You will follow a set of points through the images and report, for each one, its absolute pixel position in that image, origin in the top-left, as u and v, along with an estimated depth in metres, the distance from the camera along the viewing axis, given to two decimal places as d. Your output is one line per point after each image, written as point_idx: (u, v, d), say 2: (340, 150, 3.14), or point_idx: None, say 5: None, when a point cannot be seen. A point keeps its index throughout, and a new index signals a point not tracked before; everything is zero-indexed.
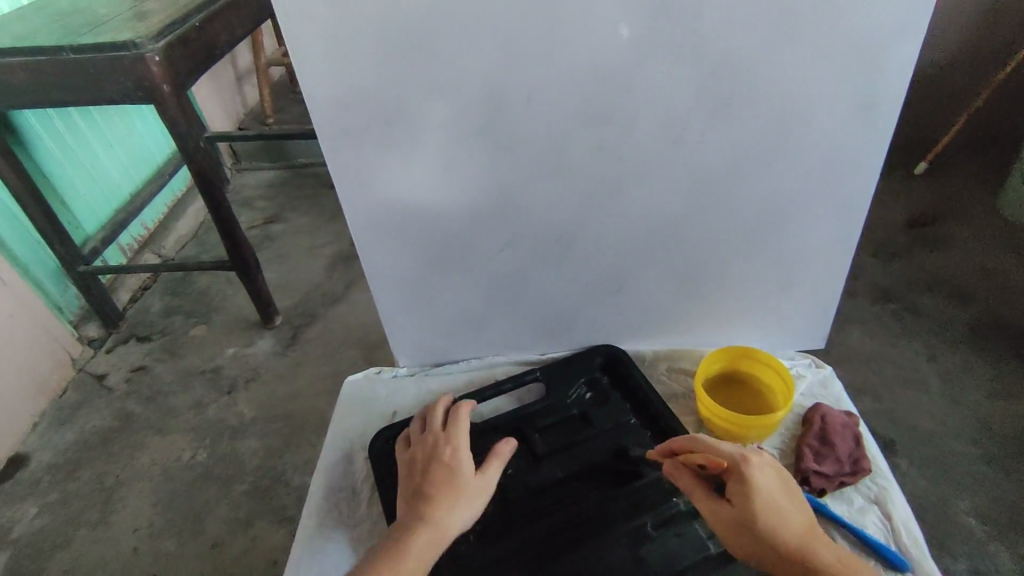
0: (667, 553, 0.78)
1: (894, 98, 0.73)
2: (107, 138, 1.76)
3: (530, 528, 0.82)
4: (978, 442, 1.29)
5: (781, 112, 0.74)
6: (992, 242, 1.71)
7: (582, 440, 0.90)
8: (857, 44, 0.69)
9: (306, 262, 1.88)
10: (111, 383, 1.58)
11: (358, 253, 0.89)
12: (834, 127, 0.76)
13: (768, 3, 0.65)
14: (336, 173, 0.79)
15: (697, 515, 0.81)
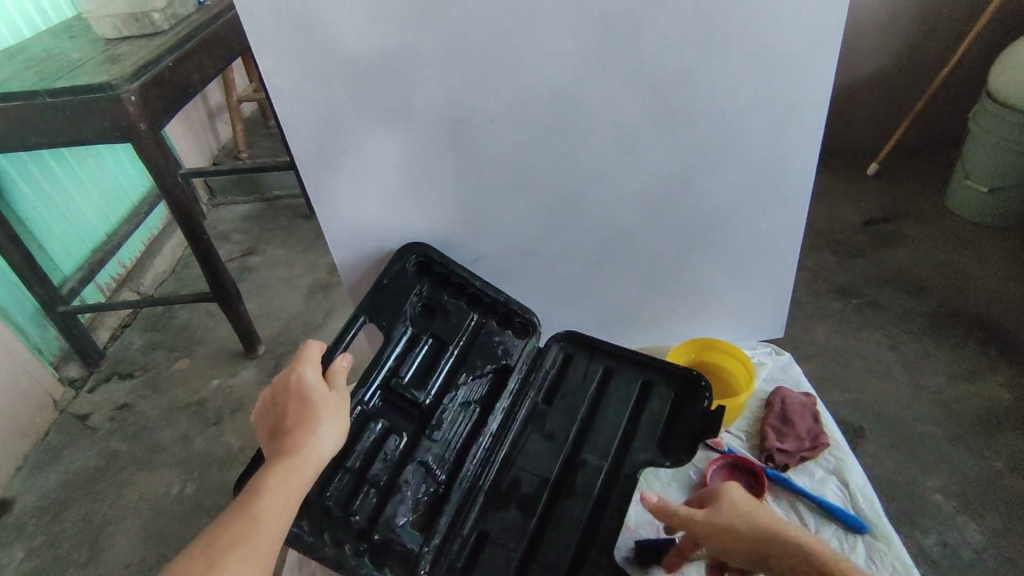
0: (563, 414, 0.93)
1: (819, 104, 0.80)
2: (81, 179, 1.78)
3: (458, 458, 0.86)
4: (941, 423, 1.36)
5: (720, 122, 0.81)
6: (942, 235, 1.81)
7: (444, 361, 0.89)
8: (782, 56, 0.76)
9: (286, 291, 1.91)
10: (94, 422, 1.58)
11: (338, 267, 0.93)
12: (768, 133, 0.83)
13: (700, 25, 0.72)
14: (314, 190, 0.84)
15: (563, 372, 0.96)
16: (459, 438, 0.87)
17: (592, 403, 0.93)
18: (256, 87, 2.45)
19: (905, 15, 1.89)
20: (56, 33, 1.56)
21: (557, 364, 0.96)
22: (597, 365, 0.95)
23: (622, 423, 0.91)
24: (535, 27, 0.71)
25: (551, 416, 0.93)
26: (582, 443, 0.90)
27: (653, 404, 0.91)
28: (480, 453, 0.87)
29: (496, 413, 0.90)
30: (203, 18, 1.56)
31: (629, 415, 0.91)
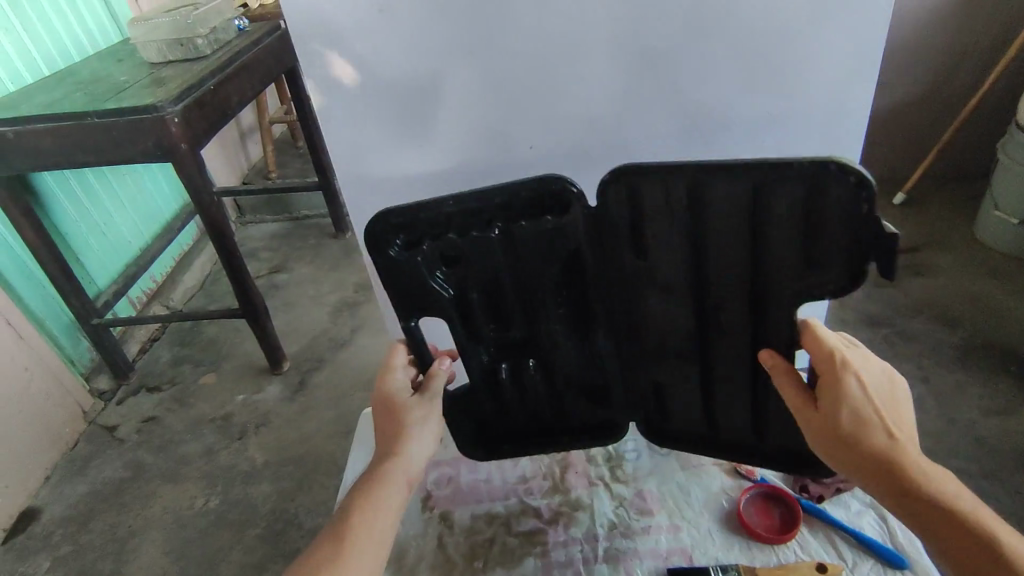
0: (668, 267, 0.65)
1: (855, 139, 0.77)
2: (118, 196, 1.84)
3: (592, 355, 0.76)
4: (976, 458, 1.33)
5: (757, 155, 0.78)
6: (973, 266, 1.79)
7: (503, 279, 0.70)
8: (822, 91, 0.73)
9: (312, 309, 1.94)
10: (122, 434, 1.60)
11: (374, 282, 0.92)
12: None
13: (740, 59, 0.70)
14: (353, 208, 0.83)
15: (618, 219, 0.63)
16: (575, 331, 0.74)
17: (699, 245, 0.63)
18: (288, 110, 2.52)
19: (929, 49, 1.90)
20: (104, 57, 1.63)
21: (623, 205, 0.62)
22: (688, 183, 0.59)
23: (746, 265, 0.63)
24: (575, 57, 0.70)
25: (663, 269, 0.66)
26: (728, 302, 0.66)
27: (791, 211, 0.58)
28: (570, 345, 0.75)
29: (598, 299, 0.70)
30: (243, 44, 1.62)
31: (747, 250, 0.61)
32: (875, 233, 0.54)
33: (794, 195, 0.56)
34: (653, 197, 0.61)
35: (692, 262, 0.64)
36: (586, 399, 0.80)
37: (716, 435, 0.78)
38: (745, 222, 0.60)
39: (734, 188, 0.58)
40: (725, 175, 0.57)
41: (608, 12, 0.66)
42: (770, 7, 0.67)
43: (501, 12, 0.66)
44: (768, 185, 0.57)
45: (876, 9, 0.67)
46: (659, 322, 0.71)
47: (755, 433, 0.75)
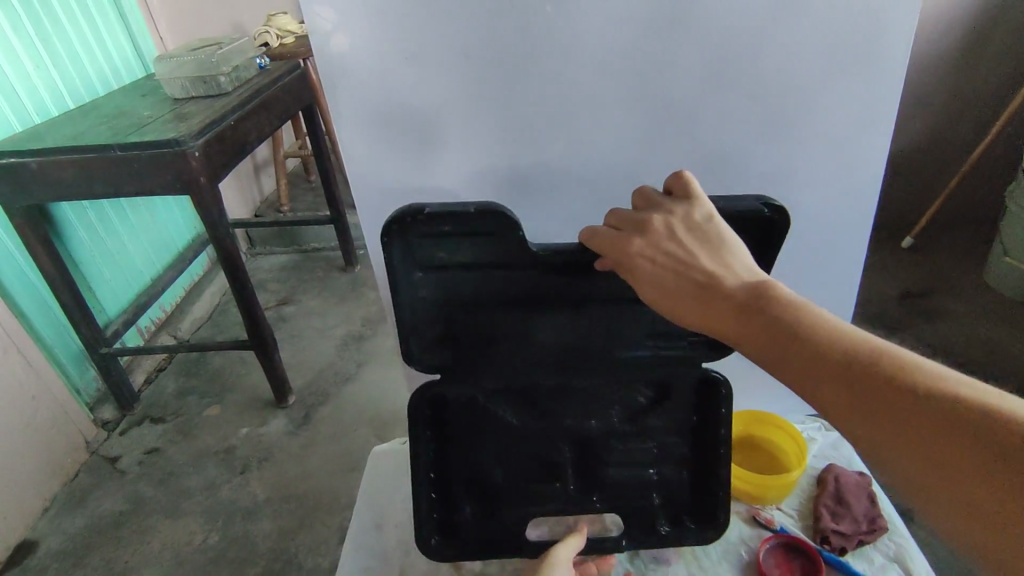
0: (520, 312, 0.72)
1: (871, 184, 0.78)
2: (133, 226, 1.87)
3: (608, 406, 0.77)
4: None
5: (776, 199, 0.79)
6: (983, 312, 1.78)
7: (497, 445, 0.78)
8: (837, 138, 0.74)
9: (319, 342, 1.93)
10: (124, 465, 1.58)
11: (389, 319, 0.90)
12: (821, 212, 0.80)
13: (757, 104, 0.71)
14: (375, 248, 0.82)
15: (452, 348, 0.73)
16: (591, 412, 0.77)
17: (474, 300, 0.70)
18: (302, 144, 2.57)
19: (933, 97, 1.95)
20: (128, 91, 1.67)
21: (443, 350, 0.73)
22: (425, 305, 0.70)
23: (555, 292, 0.70)
24: (596, 105, 0.71)
25: (525, 330, 0.73)
26: (573, 313, 0.72)
27: (452, 238, 0.65)
28: (588, 418, 0.77)
29: (541, 363, 0.75)
30: (263, 81, 1.66)
31: (526, 285, 0.70)
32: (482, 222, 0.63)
33: (477, 249, 0.66)
34: (460, 334, 0.73)
35: (493, 303, 0.71)
36: (654, 404, 0.76)
37: None
38: (462, 271, 0.68)
39: (456, 283, 0.69)
40: (419, 278, 0.68)
41: (632, 63, 0.68)
42: (790, 60, 0.69)
43: (530, 62, 0.68)
44: (421, 251, 0.66)
45: (888, 64, 0.69)
46: (575, 345, 0.74)
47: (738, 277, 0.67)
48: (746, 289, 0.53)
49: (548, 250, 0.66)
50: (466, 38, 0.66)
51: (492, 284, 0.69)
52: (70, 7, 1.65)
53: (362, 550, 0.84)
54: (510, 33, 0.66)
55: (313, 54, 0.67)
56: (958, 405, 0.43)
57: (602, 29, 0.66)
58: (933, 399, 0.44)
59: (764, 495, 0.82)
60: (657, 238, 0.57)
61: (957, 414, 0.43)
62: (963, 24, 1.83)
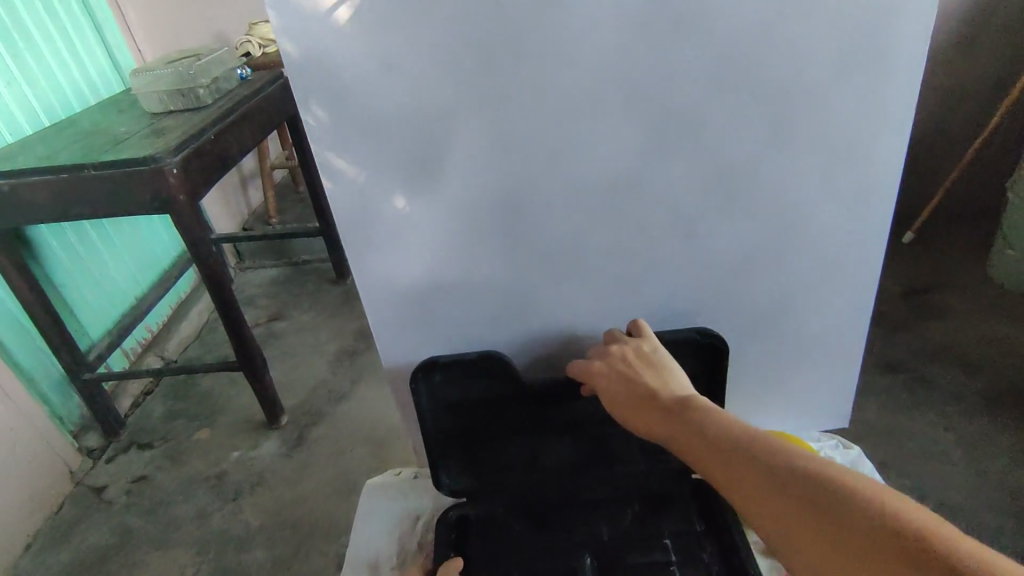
0: (531, 438, 0.76)
1: (890, 178, 0.67)
2: (115, 246, 1.81)
3: (622, 514, 0.75)
4: (1012, 513, 1.24)
5: (795, 203, 0.68)
6: (989, 307, 1.73)
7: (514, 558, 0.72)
8: (862, 127, 0.64)
9: (311, 359, 1.88)
10: (110, 495, 1.52)
11: (385, 363, 0.80)
12: (849, 214, 0.69)
13: (768, 93, 0.61)
14: (364, 288, 0.73)
15: (467, 473, 0.78)
16: (606, 519, 0.75)
17: (487, 426, 0.75)
18: (289, 155, 2.52)
19: (931, 88, 1.91)
20: (105, 107, 1.62)
21: (461, 475, 0.78)
22: (445, 434, 0.76)
23: (560, 415, 0.75)
24: (581, 99, 0.61)
25: (536, 449, 0.77)
26: (578, 429, 0.76)
27: (462, 374, 0.72)
28: (602, 525, 0.75)
29: (551, 473, 0.78)
30: (244, 93, 1.61)
31: (532, 408, 0.75)
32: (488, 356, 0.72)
33: (485, 380, 0.73)
34: (477, 456, 0.77)
35: (502, 429, 0.76)
36: (663, 507, 0.75)
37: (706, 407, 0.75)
38: (473, 402, 0.74)
39: (470, 412, 0.75)
40: (439, 411, 0.75)
41: (623, 45, 0.58)
42: (800, 53, 0.59)
43: (507, 51, 0.58)
44: (441, 385, 0.73)
45: (910, 53, 0.60)
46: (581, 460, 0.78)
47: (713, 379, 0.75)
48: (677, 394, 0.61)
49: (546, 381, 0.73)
50: (448, 45, 0.58)
51: (502, 414, 0.75)
52: (42, 22, 1.59)
53: None
54: (482, 14, 0.57)
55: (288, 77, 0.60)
56: (851, 498, 0.44)
57: (595, 27, 0.58)
58: (822, 483, 0.46)
59: None
60: (615, 359, 0.67)
61: (848, 504, 0.44)
62: (959, 15, 1.80)
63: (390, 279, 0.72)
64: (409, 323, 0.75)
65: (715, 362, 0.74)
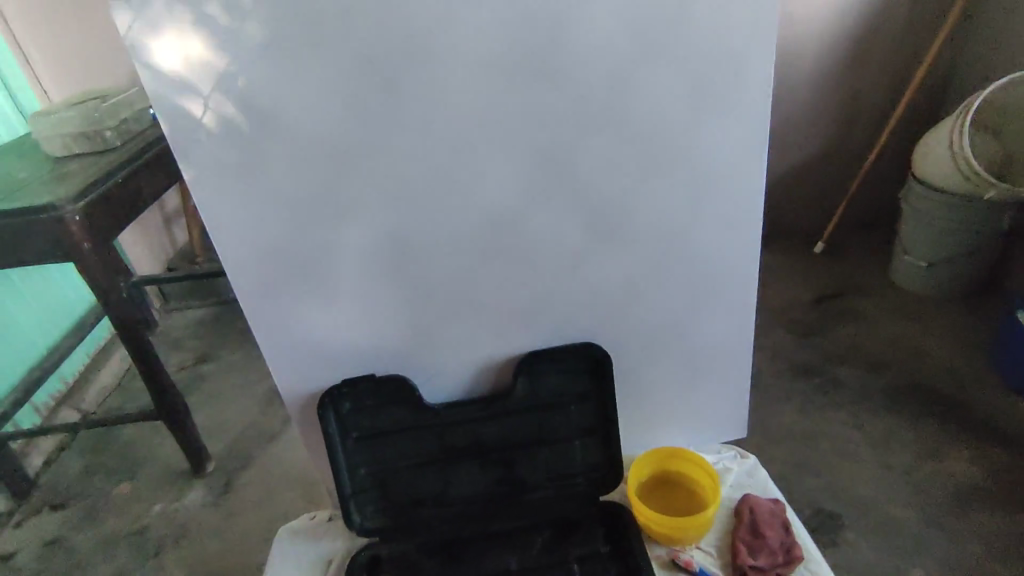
0: (440, 472, 0.77)
1: (753, 210, 0.72)
2: (22, 295, 1.72)
3: (530, 543, 0.77)
4: (915, 504, 1.32)
5: (669, 235, 0.72)
6: (892, 310, 1.86)
7: None
8: (726, 164, 0.69)
9: (240, 400, 1.82)
10: (18, 562, 1.43)
11: (289, 409, 0.78)
12: (720, 244, 0.74)
13: (634, 135, 0.66)
14: (261, 334, 0.72)
15: (379, 512, 0.77)
16: (513, 551, 0.77)
17: (401, 463, 0.77)
18: None
19: (829, 108, 2.05)
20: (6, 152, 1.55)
21: (373, 517, 0.78)
22: (359, 473, 0.76)
23: (467, 446, 0.77)
24: (461, 146, 0.64)
25: (447, 485, 0.78)
26: (486, 458, 0.78)
27: (376, 409, 0.75)
28: (509, 555, 0.77)
29: (462, 509, 0.78)
30: (155, 133, 1.57)
31: (439, 440, 0.76)
32: (392, 386, 0.74)
33: (392, 411, 0.75)
34: (389, 494, 0.77)
35: (417, 464, 0.77)
36: (569, 533, 0.78)
37: (606, 429, 0.78)
38: (387, 438, 0.76)
39: (377, 447, 0.76)
40: (352, 446, 0.75)
41: (497, 93, 0.62)
42: (657, 98, 0.64)
43: (386, 104, 0.61)
44: (349, 419, 0.75)
45: (755, 94, 0.66)
46: (496, 492, 0.79)
47: (607, 400, 0.77)
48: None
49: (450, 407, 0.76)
50: (323, 97, 0.60)
51: (410, 448, 0.76)
52: None
53: None
54: (359, 71, 0.59)
55: (166, 134, 0.61)
56: None
57: (464, 79, 0.61)
58: None
59: (678, 534, 0.74)
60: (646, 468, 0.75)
61: None
62: (847, 42, 1.95)
63: (287, 324, 0.72)
64: (309, 368, 0.75)
65: (604, 377, 0.77)
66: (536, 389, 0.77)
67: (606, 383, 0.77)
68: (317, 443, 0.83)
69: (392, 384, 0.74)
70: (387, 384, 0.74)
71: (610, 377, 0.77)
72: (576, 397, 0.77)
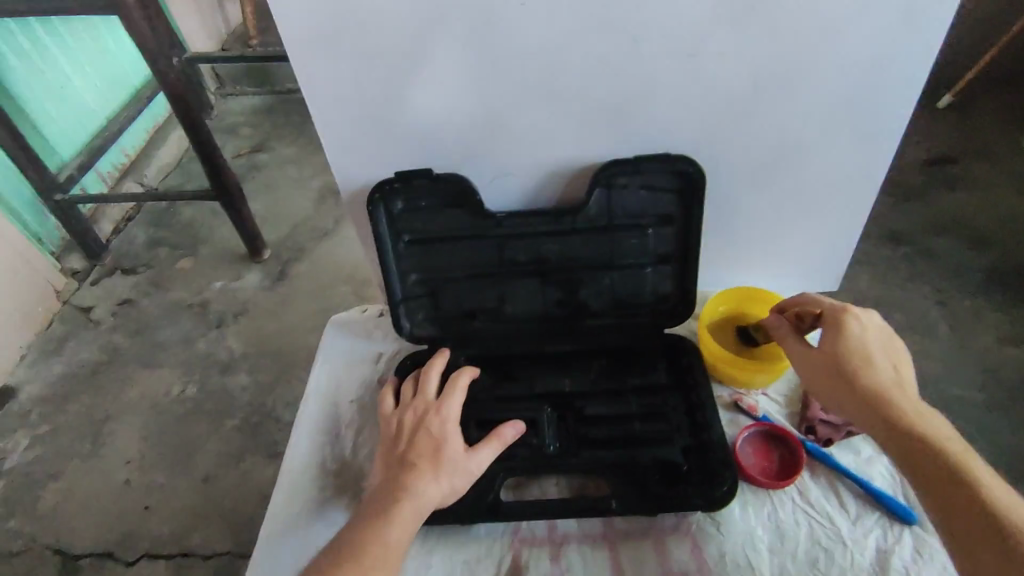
0: (495, 286, 0.72)
1: (950, 3, 0.54)
2: (76, 55, 1.64)
3: (585, 368, 0.73)
4: (981, 387, 1.25)
5: (825, 28, 0.56)
6: (1016, 182, 1.62)
7: (475, 402, 0.71)
8: None
9: (294, 194, 1.80)
10: (97, 316, 1.55)
11: (342, 195, 0.71)
12: (882, 51, 0.57)
13: None
14: (312, 104, 0.62)
15: (429, 320, 0.74)
16: (569, 375, 0.72)
17: (456, 272, 0.71)
18: None
19: None
20: None
21: (424, 324, 0.75)
22: (410, 279, 0.71)
23: (527, 261, 0.70)
24: None
25: (504, 300, 0.73)
26: (546, 277, 0.71)
27: (432, 211, 0.67)
28: (567, 378, 0.72)
29: (517, 325, 0.74)
30: None
31: (497, 251, 0.70)
32: (448, 184, 0.65)
33: (447, 215, 0.67)
34: (440, 301, 0.73)
35: (471, 275, 0.71)
36: (629, 363, 0.72)
37: (683, 259, 0.70)
38: (441, 243, 0.69)
39: (430, 252, 0.70)
40: (404, 251, 0.69)
41: None
42: None
43: None
44: (401, 219, 0.68)
45: None
46: (552, 312, 0.74)
47: (690, 228, 0.68)
48: (867, 357, 0.56)
49: (514, 216, 0.67)
50: None
51: (465, 257, 0.70)
52: None
53: (309, 428, 0.73)
54: None
55: None
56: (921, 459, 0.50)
57: None
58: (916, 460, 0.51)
59: (749, 378, 0.69)
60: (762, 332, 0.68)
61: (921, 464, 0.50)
62: None
63: (341, 97, 0.62)
64: (367, 155, 0.67)
65: (695, 199, 0.66)
66: (613, 206, 0.67)
67: (695, 208, 0.66)
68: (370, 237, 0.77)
69: (450, 187, 0.66)
70: (446, 184, 0.65)
71: (700, 200, 0.66)
72: (658, 220, 0.68)
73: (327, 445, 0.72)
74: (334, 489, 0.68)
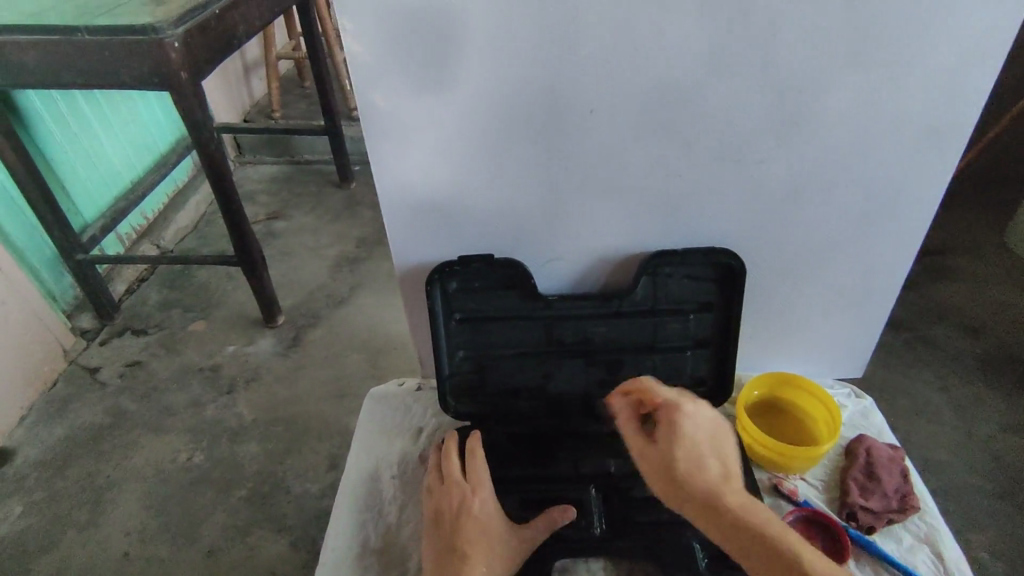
0: (540, 365, 0.74)
1: (966, 123, 0.61)
2: (109, 122, 1.71)
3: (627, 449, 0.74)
4: (990, 475, 1.27)
5: (857, 141, 0.62)
6: (1002, 275, 1.70)
7: (520, 482, 0.72)
8: (956, 64, 0.57)
9: (309, 261, 1.84)
10: (104, 377, 1.53)
11: (396, 270, 0.75)
12: (906, 162, 0.64)
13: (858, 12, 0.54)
14: (382, 186, 0.67)
15: (473, 397, 0.76)
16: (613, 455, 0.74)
17: (503, 350, 0.73)
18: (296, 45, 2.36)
19: None
20: None
21: (466, 400, 0.76)
22: (458, 356, 0.73)
23: (572, 342, 0.73)
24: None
25: (547, 378, 0.75)
26: (590, 357, 0.74)
27: (485, 293, 0.70)
28: (610, 459, 0.73)
29: (558, 403, 0.76)
30: None
31: (544, 331, 0.72)
32: (505, 267, 0.69)
33: (500, 295, 0.70)
34: (483, 379, 0.75)
35: (518, 354, 0.74)
36: None
37: (720, 344, 0.73)
38: (490, 322, 0.72)
39: (479, 330, 0.72)
40: (455, 328, 0.72)
41: None
42: None
43: None
44: (455, 298, 0.71)
45: None
46: (593, 393, 0.76)
47: (729, 316, 0.72)
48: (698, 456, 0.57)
49: (564, 298, 0.71)
50: None
51: (513, 337, 0.73)
52: None
53: (350, 504, 0.73)
54: None
55: None
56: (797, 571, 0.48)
57: None
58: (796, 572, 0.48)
59: (789, 462, 0.71)
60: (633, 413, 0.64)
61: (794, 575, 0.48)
62: None
63: (410, 180, 0.66)
64: (425, 235, 0.71)
65: (734, 289, 0.70)
66: (657, 293, 0.71)
67: (735, 297, 0.70)
68: (418, 313, 0.80)
69: (505, 270, 0.69)
70: (502, 269, 0.69)
71: (741, 290, 0.70)
72: (699, 306, 0.71)
73: (369, 521, 0.71)
74: (378, 568, 0.67)
